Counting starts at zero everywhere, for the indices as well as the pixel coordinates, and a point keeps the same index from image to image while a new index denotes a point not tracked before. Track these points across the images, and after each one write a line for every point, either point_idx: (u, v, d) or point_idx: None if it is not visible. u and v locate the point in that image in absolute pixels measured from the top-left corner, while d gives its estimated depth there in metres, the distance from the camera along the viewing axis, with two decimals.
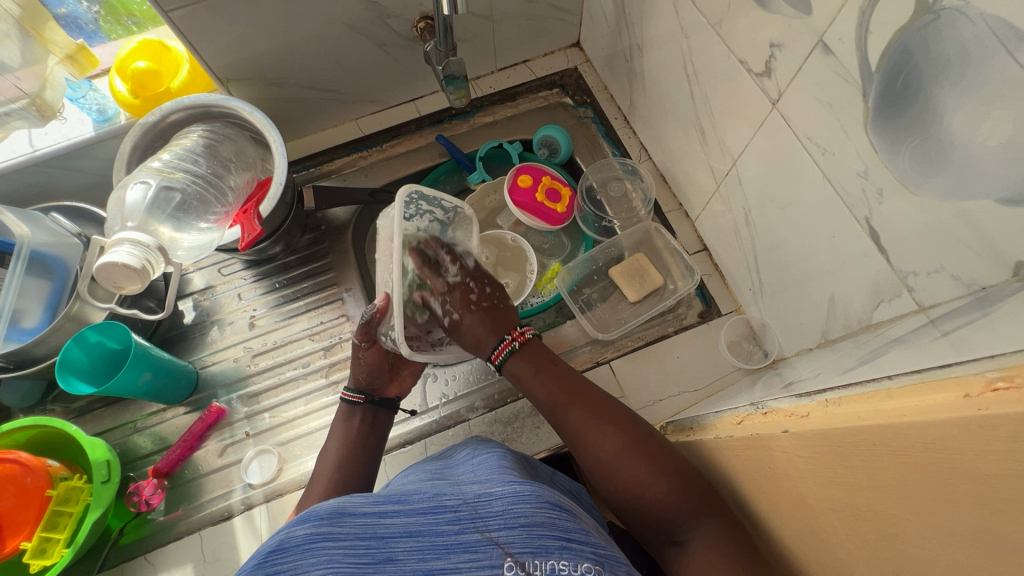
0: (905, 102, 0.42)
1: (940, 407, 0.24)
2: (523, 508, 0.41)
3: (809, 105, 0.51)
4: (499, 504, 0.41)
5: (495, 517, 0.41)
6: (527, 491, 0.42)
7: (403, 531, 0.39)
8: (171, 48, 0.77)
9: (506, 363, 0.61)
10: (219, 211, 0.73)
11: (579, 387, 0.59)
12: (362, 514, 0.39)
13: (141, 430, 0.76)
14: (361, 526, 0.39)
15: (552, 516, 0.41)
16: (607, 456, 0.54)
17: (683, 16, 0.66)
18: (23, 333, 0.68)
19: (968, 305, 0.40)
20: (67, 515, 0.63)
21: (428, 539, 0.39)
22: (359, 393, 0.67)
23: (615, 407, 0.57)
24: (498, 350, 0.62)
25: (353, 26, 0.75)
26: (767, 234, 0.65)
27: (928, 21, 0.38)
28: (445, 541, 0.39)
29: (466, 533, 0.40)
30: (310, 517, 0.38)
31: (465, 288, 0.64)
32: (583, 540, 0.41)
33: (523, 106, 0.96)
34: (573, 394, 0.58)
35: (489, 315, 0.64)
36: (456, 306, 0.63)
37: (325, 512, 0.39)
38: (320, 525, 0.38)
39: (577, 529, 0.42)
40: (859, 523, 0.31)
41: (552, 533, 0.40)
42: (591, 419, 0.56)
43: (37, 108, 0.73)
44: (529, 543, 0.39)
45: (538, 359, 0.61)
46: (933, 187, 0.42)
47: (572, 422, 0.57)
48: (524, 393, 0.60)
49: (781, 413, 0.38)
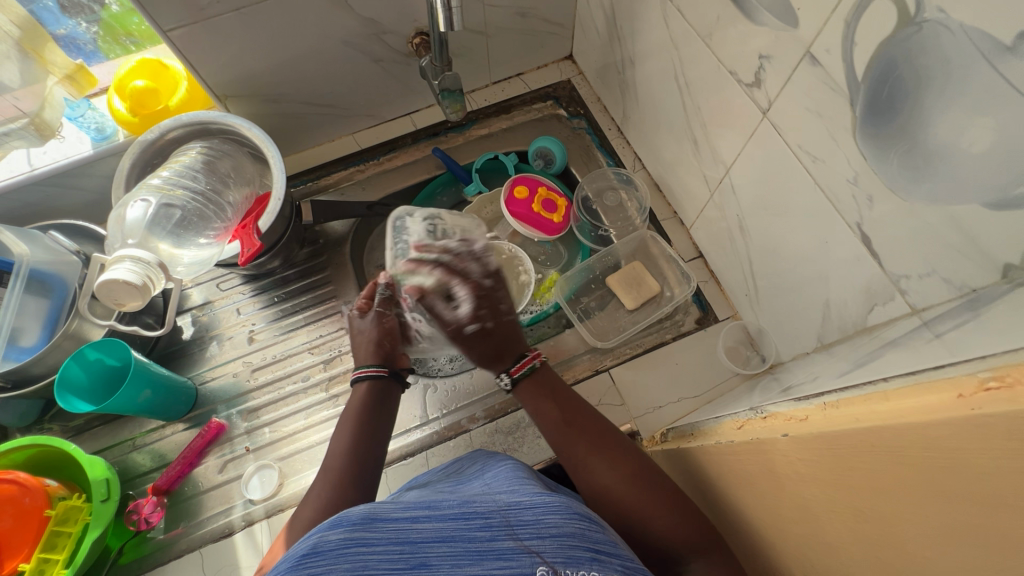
0: (892, 110, 0.43)
1: (933, 408, 0.25)
2: (554, 518, 0.42)
3: (798, 114, 0.53)
4: (529, 514, 0.42)
5: (525, 526, 0.41)
6: (557, 503, 0.43)
7: (436, 536, 0.39)
8: (169, 66, 0.77)
9: (522, 380, 0.63)
10: (218, 227, 0.73)
11: (584, 417, 0.61)
12: (394, 520, 0.39)
13: (140, 447, 0.75)
14: (396, 531, 0.38)
15: (581, 527, 0.42)
16: (610, 483, 0.56)
17: (674, 28, 0.67)
18: (22, 352, 0.67)
19: (959, 307, 0.41)
20: (66, 536, 0.63)
21: (462, 545, 0.39)
22: (381, 366, 0.67)
23: (620, 437, 0.59)
24: (517, 365, 0.64)
25: (349, 42, 0.76)
26: (761, 240, 0.66)
27: (911, 32, 0.39)
28: (479, 547, 0.39)
29: (499, 540, 0.40)
30: (342, 522, 0.37)
31: (492, 299, 0.67)
32: (612, 553, 0.42)
33: (518, 118, 0.96)
34: (580, 427, 0.60)
35: (514, 327, 0.67)
36: (490, 316, 0.66)
37: (358, 517, 0.37)
38: (354, 531, 0.37)
39: (605, 540, 0.43)
40: (860, 525, 0.31)
41: (582, 544, 0.41)
42: (597, 446, 0.58)
43: (36, 127, 0.74)
44: (561, 552, 0.40)
45: (553, 385, 0.64)
46: (921, 191, 0.43)
47: (578, 452, 0.58)
48: (536, 416, 0.62)
49: (781, 417, 0.39)
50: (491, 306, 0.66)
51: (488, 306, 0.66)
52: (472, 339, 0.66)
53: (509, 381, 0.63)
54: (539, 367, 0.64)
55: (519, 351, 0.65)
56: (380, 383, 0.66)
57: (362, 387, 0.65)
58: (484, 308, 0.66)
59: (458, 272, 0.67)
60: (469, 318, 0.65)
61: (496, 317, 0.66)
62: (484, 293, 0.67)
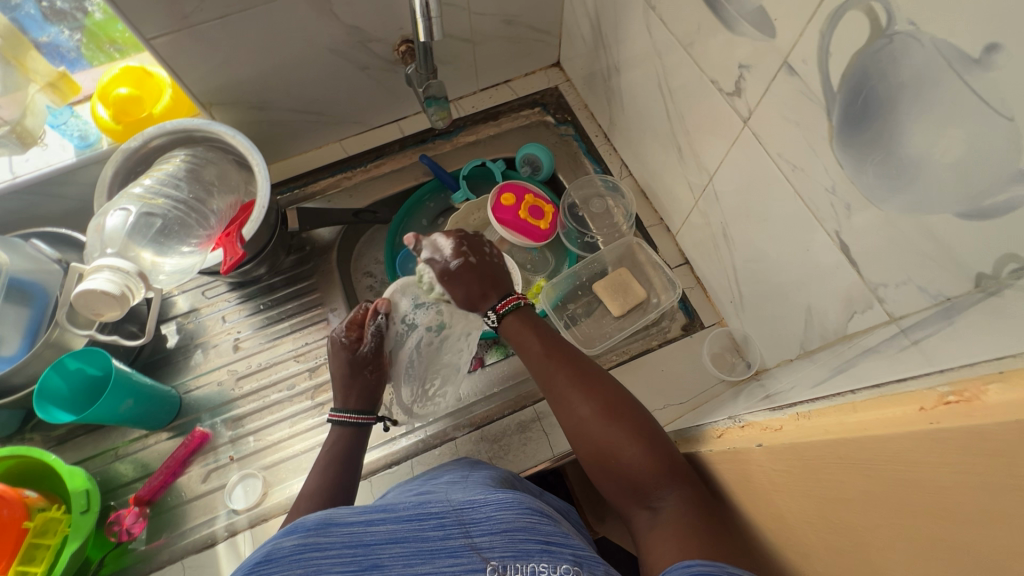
0: (866, 120, 0.43)
1: (897, 421, 0.25)
2: (506, 514, 0.41)
3: (777, 123, 0.53)
4: (483, 510, 0.41)
5: (478, 523, 0.40)
6: (510, 499, 0.42)
7: (389, 538, 0.39)
8: (154, 74, 0.77)
9: (508, 315, 0.64)
10: (201, 235, 0.73)
11: (568, 353, 0.60)
12: (348, 523, 0.39)
13: (123, 457, 0.75)
14: (349, 535, 0.38)
15: (533, 521, 0.41)
16: (587, 415, 0.54)
17: (656, 36, 0.68)
18: (2, 361, 0.67)
19: (935, 316, 0.42)
20: (45, 548, 0.62)
21: (414, 545, 0.39)
22: (367, 414, 0.68)
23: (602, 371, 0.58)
24: (503, 302, 0.64)
25: (335, 50, 0.76)
26: (745, 247, 0.67)
27: (882, 44, 0.39)
28: (431, 547, 0.39)
29: (450, 539, 0.39)
30: (297, 528, 0.38)
31: (478, 240, 0.67)
32: (564, 544, 0.40)
33: (506, 125, 0.97)
34: (563, 359, 0.59)
35: (498, 269, 0.67)
36: (474, 252, 0.65)
37: (312, 523, 0.38)
38: (308, 536, 0.37)
39: (558, 532, 0.41)
40: (828, 536, 0.31)
41: (533, 537, 0.40)
42: (577, 377, 0.57)
43: (18, 135, 0.73)
44: (510, 547, 0.39)
45: (535, 321, 0.64)
46: (895, 200, 0.43)
47: (559, 383, 0.57)
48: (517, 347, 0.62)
49: (757, 426, 0.39)
50: (473, 246, 0.66)
51: (471, 244, 0.66)
52: (452, 278, 0.64)
53: (496, 315, 0.64)
54: (523, 306, 0.65)
55: (503, 292, 0.66)
56: (359, 431, 0.66)
57: (345, 432, 0.66)
58: (467, 245, 0.65)
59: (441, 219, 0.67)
60: (454, 254, 0.64)
61: (480, 256, 0.66)
62: (468, 234, 0.67)
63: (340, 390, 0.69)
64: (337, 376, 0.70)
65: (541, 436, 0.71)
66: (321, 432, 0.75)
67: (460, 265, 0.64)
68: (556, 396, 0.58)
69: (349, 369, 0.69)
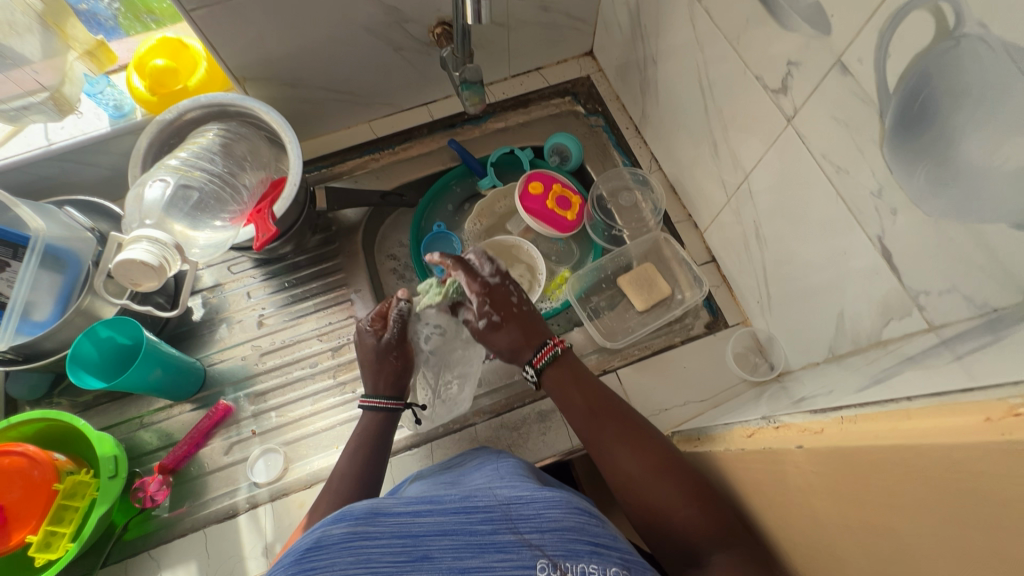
0: (923, 124, 0.42)
1: (959, 430, 0.25)
2: (554, 513, 0.41)
3: (823, 122, 0.52)
4: (531, 508, 0.42)
5: (526, 520, 0.41)
6: (558, 497, 0.43)
7: (437, 530, 0.39)
8: (189, 46, 0.77)
9: (546, 368, 0.64)
10: (234, 210, 0.73)
11: (616, 408, 0.60)
12: (396, 513, 0.39)
13: (147, 426, 0.76)
14: (397, 525, 0.39)
15: (582, 521, 0.42)
16: (634, 471, 0.54)
17: (700, 28, 0.67)
18: (35, 326, 0.68)
19: (980, 327, 0.41)
20: (73, 509, 0.64)
21: (462, 538, 0.39)
22: (397, 399, 0.67)
23: (649, 429, 0.58)
24: (538, 355, 0.64)
25: (371, 29, 0.76)
26: (776, 247, 0.66)
27: (949, 46, 0.38)
28: (480, 541, 0.39)
29: (500, 534, 0.40)
30: (346, 516, 0.39)
31: (504, 291, 0.68)
32: (612, 546, 0.41)
33: (535, 113, 0.96)
34: (609, 414, 0.59)
35: (527, 317, 0.67)
36: (497, 308, 0.67)
37: (360, 512, 0.39)
38: (356, 525, 0.38)
39: (606, 534, 0.42)
40: (870, 541, 0.31)
41: (582, 538, 0.41)
42: (624, 434, 0.57)
43: (55, 101, 0.73)
44: (561, 545, 0.40)
45: (579, 372, 0.63)
46: (949, 207, 0.42)
47: (606, 440, 0.57)
48: (560, 402, 0.62)
49: (795, 428, 0.39)
50: (498, 300, 0.67)
51: (493, 300, 0.67)
52: (488, 335, 0.67)
53: (533, 372, 0.64)
54: (560, 355, 0.65)
55: (540, 341, 0.66)
56: (391, 416, 0.66)
57: (378, 417, 0.66)
58: (489, 304, 0.67)
59: (465, 265, 0.68)
60: (479, 315, 0.67)
61: (505, 309, 0.67)
62: (490, 287, 0.67)
63: (368, 376, 0.68)
64: (364, 364, 0.69)
65: (561, 426, 0.71)
66: (343, 411, 0.76)
67: (488, 324, 0.67)
68: (603, 453, 0.58)
69: (374, 357, 0.68)
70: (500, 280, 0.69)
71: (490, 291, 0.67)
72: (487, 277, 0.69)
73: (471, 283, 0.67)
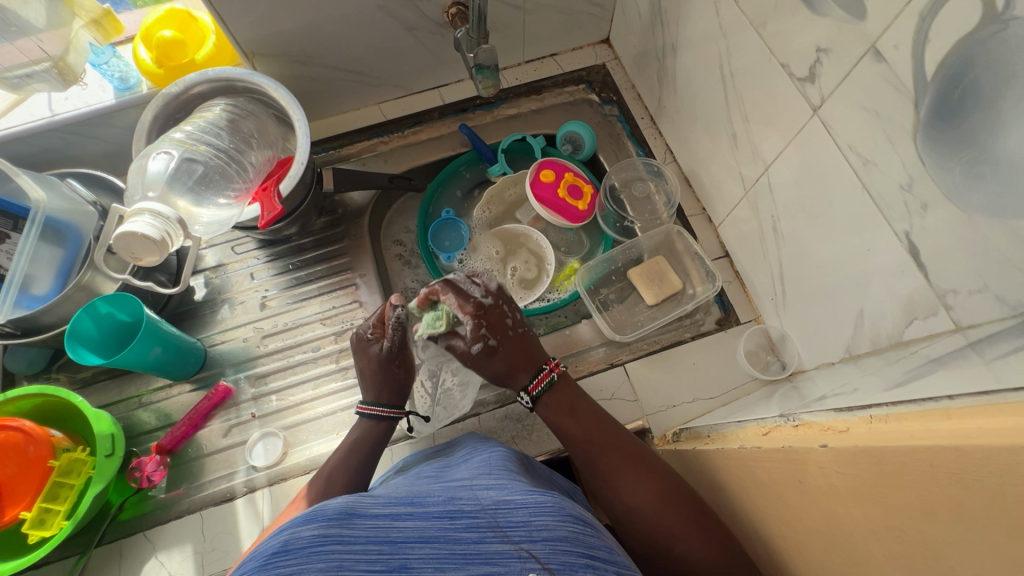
0: (961, 114, 0.40)
1: (1010, 431, 0.23)
2: (546, 521, 0.40)
3: (852, 113, 0.50)
4: (520, 515, 0.40)
5: (516, 528, 0.39)
6: (550, 504, 0.42)
7: (419, 537, 0.37)
8: (198, 19, 0.75)
9: (543, 396, 0.61)
10: (239, 187, 0.71)
11: (615, 430, 0.59)
12: (374, 516, 0.37)
13: (145, 405, 0.75)
14: (374, 529, 0.36)
15: (575, 531, 0.40)
16: (638, 503, 0.54)
17: (724, 15, 0.64)
18: (34, 300, 0.67)
19: (1012, 328, 0.39)
20: (68, 487, 0.62)
21: (445, 547, 0.37)
22: (399, 408, 0.66)
23: (648, 452, 0.57)
24: (536, 381, 0.62)
25: (385, 8, 0.74)
26: (795, 244, 0.64)
27: (996, 30, 0.37)
28: (465, 550, 0.37)
29: (487, 543, 0.38)
30: (317, 517, 0.36)
31: (499, 313, 0.65)
32: (607, 559, 0.40)
33: (549, 100, 0.94)
34: (610, 437, 0.58)
35: (524, 341, 0.64)
36: (495, 332, 0.63)
37: (334, 513, 0.36)
38: (329, 527, 0.35)
39: (601, 547, 0.41)
40: (898, 548, 0.30)
41: (576, 550, 0.39)
42: (625, 461, 0.56)
43: (59, 71, 0.71)
44: (554, 556, 0.38)
45: (575, 397, 0.61)
46: (983, 203, 0.40)
47: (608, 467, 0.57)
48: (556, 431, 0.59)
49: (816, 427, 0.38)
50: (493, 324, 0.64)
51: (490, 323, 0.63)
52: (481, 361, 0.63)
53: (529, 399, 0.61)
54: (557, 379, 0.62)
55: (537, 366, 0.63)
56: (390, 424, 0.65)
57: (374, 425, 0.64)
58: (486, 326, 0.63)
59: (456, 288, 0.65)
60: (473, 340, 0.63)
61: (501, 333, 0.64)
62: (486, 308, 0.64)
63: (371, 388, 0.66)
64: (365, 373, 0.67)
65: None
66: (345, 396, 0.75)
67: (484, 349, 0.63)
68: (604, 481, 0.57)
69: (377, 367, 0.66)
70: (493, 301, 0.65)
71: (484, 313, 0.64)
72: (480, 298, 0.65)
73: (464, 305, 0.63)
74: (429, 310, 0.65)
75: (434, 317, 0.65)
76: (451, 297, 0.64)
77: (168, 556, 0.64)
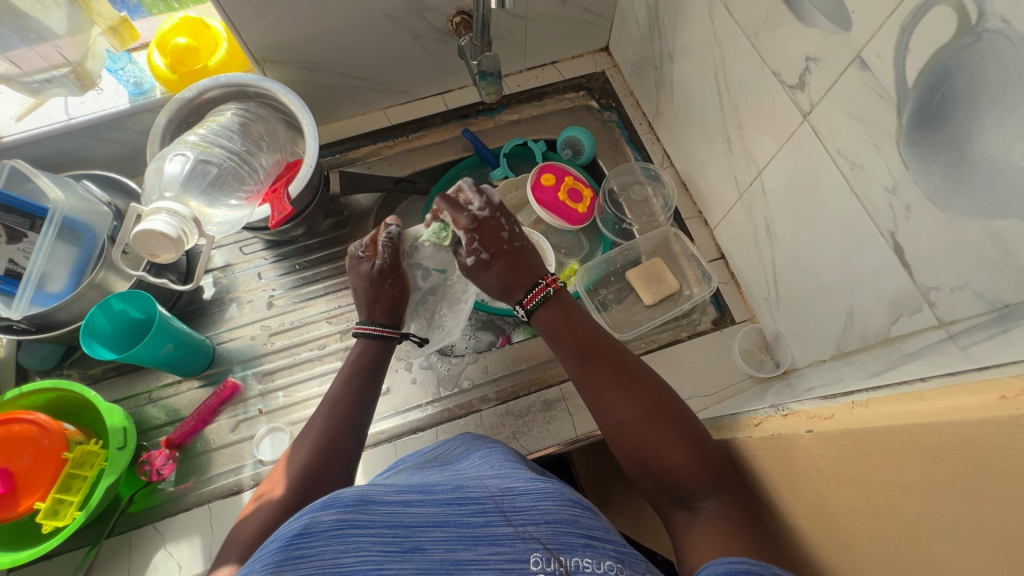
0: (940, 120, 0.43)
1: (974, 409, 0.25)
2: (548, 505, 0.42)
3: (840, 118, 0.52)
4: (524, 500, 0.42)
5: (520, 512, 0.41)
6: (551, 489, 0.44)
7: (429, 521, 0.39)
8: (211, 26, 0.78)
9: (537, 310, 0.60)
10: (251, 189, 0.73)
11: (611, 348, 0.58)
12: (387, 502, 0.39)
13: (155, 401, 0.77)
14: (388, 514, 0.38)
15: (575, 513, 0.42)
16: (625, 416, 0.52)
17: (718, 25, 0.67)
18: (49, 298, 0.69)
19: (989, 322, 0.41)
20: (81, 479, 0.64)
21: (455, 530, 0.39)
22: (393, 328, 0.67)
23: (642, 371, 0.56)
24: (531, 295, 0.61)
25: (392, 17, 0.76)
26: (787, 245, 0.66)
27: (970, 41, 0.39)
28: (473, 533, 0.39)
29: (493, 526, 0.40)
30: (335, 503, 0.37)
31: (494, 225, 0.63)
32: (604, 538, 0.42)
33: (549, 106, 0.97)
34: (604, 353, 0.57)
35: (519, 255, 0.63)
36: (487, 245, 0.62)
37: (350, 499, 0.37)
38: (346, 512, 0.37)
39: (599, 527, 0.43)
40: (878, 526, 0.31)
41: (575, 531, 0.41)
42: (618, 375, 0.55)
43: (77, 76, 0.73)
44: (556, 538, 0.40)
45: (571, 317, 0.60)
46: (963, 204, 0.43)
47: (601, 380, 0.55)
48: (552, 343, 0.59)
49: (804, 415, 0.39)
50: (486, 236, 0.62)
51: (483, 237, 0.62)
52: (477, 273, 0.63)
53: (525, 312, 0.61)
54: (553, 295, 0.61)
55: (533, 280, 0.62)
56: (386, 345, 0.66)
57: (372, 345, 0.66)
58: (479, 240, 0.62)
59: (452, 202, 0.63)
60: (467, 252, 0.62)
61: (496, 246, 0.62)
62: (480, 221, 0.62)
63: (365, 304, 0.67)
64: (358, 291, 0.68)
65: (565, 416, 0.72)
66: None
67: (476, 262, 0.63)
68: (594, 395, 0.55)
69: (370, 284, 0.67)
70: (489, 213, 0.63)
71: (478, 227, 0.62)
72: (476, 211, 0.63)
73: (457, 219, 0.62)
74: (434, 222, 0.66)
75: (440, 229, 0.65)
76: (446, 211, 0.63)
77: (177, 547, 0.65)
